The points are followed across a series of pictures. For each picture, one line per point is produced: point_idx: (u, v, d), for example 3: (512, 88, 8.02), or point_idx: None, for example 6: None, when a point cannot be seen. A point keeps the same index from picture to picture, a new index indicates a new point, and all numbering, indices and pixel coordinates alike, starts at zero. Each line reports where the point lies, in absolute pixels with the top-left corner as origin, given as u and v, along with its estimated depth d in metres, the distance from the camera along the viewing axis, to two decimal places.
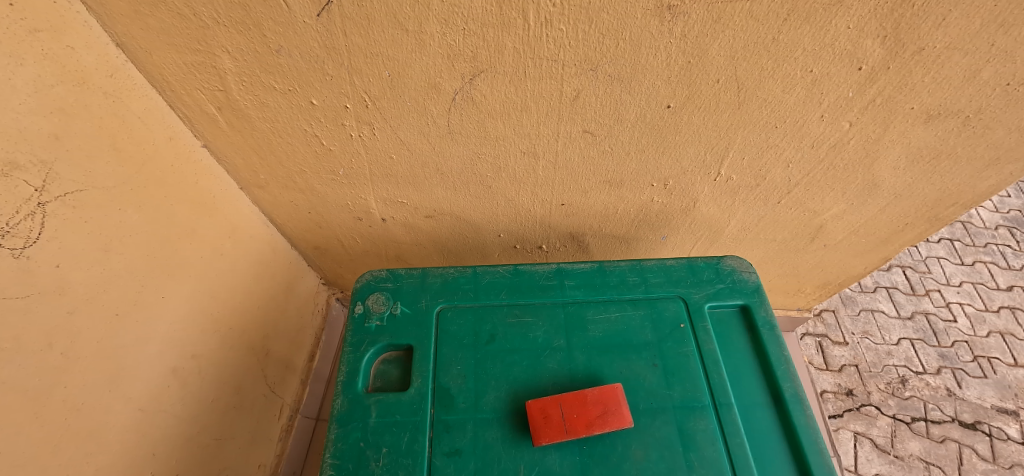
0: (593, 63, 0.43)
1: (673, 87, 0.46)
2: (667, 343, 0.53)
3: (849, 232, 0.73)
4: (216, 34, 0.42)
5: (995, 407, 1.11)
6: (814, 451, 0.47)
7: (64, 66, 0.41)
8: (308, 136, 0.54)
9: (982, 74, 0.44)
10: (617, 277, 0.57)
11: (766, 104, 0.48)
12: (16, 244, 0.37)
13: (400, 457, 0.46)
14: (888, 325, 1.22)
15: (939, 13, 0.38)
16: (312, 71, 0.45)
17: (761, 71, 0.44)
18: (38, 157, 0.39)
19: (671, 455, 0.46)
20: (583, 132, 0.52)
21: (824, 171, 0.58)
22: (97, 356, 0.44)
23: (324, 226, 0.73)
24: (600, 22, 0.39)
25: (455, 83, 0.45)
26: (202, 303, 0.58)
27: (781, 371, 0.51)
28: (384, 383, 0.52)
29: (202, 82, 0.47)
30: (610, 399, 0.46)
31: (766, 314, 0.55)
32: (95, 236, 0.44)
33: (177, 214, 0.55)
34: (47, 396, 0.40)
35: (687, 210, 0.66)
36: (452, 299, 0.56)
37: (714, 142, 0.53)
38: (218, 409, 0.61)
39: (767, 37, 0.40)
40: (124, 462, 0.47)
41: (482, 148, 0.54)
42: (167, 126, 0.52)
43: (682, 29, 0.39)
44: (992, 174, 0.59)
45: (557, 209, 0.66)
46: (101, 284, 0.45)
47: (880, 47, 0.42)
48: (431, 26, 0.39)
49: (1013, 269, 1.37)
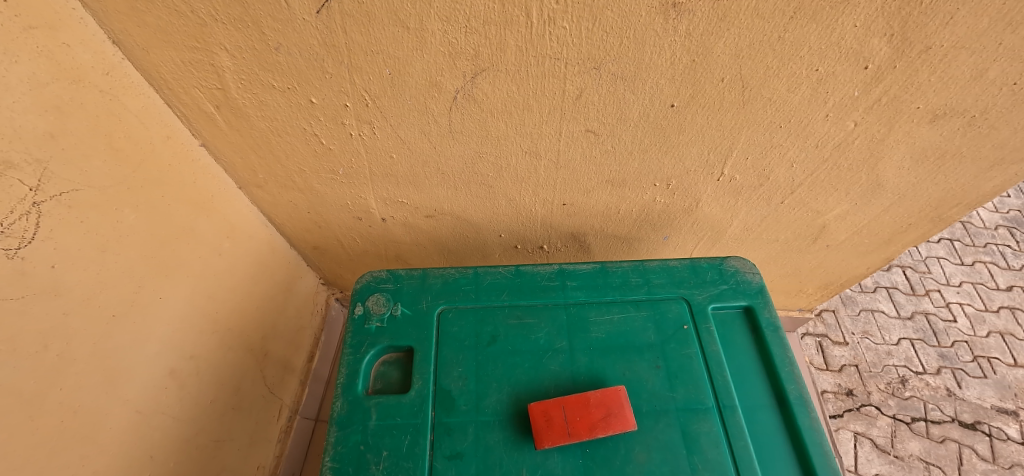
0: (596, 62, 0.42)
1: (677, 86, 0.45)
2: (670, 344, 0.52)
3: (852, 232, 0.72)
4: (214, 31, 0.41)
5: (995, 407, 1.11)
6: (819, 453, 0.47)
7: (59, 64, 0.40)
8: (307, 135, 0.53)
9: (988, 73, 0.44)
10: (619, 277, 0.57)
11: (770, 104, 0.48)
12: (11, 244, 0.37)
13: (400, 459, 0.46)
14: (888, 325, 1.22)
15: (947, 11, 0.38)
16: (311, 69, 0.44)
17: (766, 70, 0.43)
18: (33, 156, 0.39)
19: (675, 457, 0.46)
20: (586, 131, 0.51)
21: (828, 171, 0.58)
22: (94, 358, 0.44)
23: (323, 226, 0.72)
24: (604, 19, 0.38)
25: (457, 82, 0.45)
26: (200, 304, 0.58)
27: (786, 373, 0.51)
28: (384, 385, 0.52)
29: (200, 80, 0.47)
30: (613, 402, 0.46)
31: (769, 315, 0.55)
32: (91, 236, 0.44)
33: (175, 213, 0.54)
34: (43, 398, 0.39)
35: (690, 210, 0.66)
36: (452, 300, 0.56)
37: (718, 142, 0.53)
38: (217, 411, 0.61)
39: (773, 35, 0.40)
40: (121, 465, 0.47)
41: (483, 147, 0.54)
42: (164, 125, 0.51)
43: (687, 27, 0.39)
44: (996, 174, 0.59)
45: (559, 209, 0.65)
46: (98, 285, 0.44)
47: (887, 46, 0.41)
48: (433, 24, 0.39)
49: (1013, 269, 1.36)
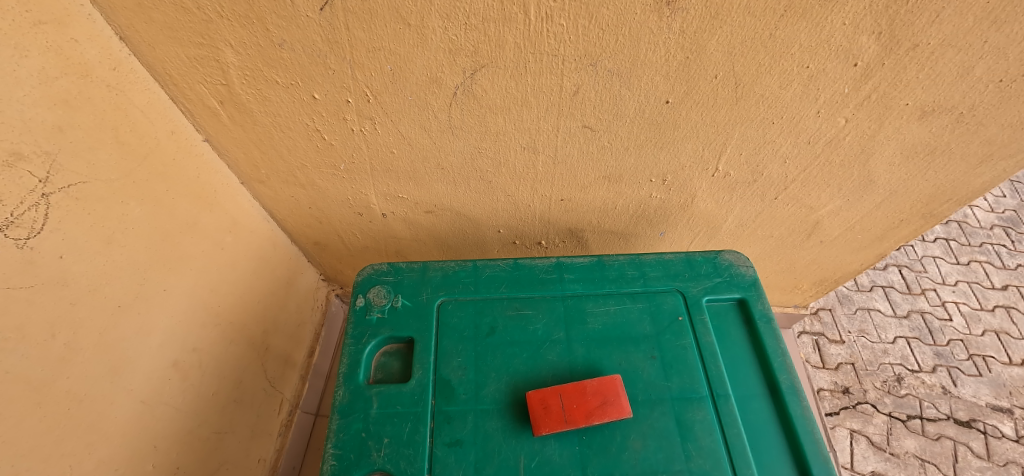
0: (593, 59, 0.43)
1: (671, 83, 0.46)
2: (666, 336, 0.53)
3: (845, 228, 0.73)
4: (219, 28, 0.42)
5: (990, 405, 1.12)
6: (811, 441, 0.47)
7: (67, 59, 0.41)
8: (309, 131, 0.54)
9: (975, 71, 0.45)
10: (616, 271, 0.58)
11: (763, 100, 0.49)
12: (20, 234, 0.38)
13: (400, 447, 0.47)
14: (884, 324, 1.23)
15: (933, 9, 0.39)
16: (314, 65, 0.45)
17: (758, 67, 0.45)
18: (42, 148, 0.40)
19: (669, 445, 0.47)
20: (583, 127, 0.52)
21: (820, 167, 0.59)
22: (98, 348, 0.44)
23: (324, 222, 0.73)
24: (600, 17, 0.39)
25: (456, 78, 0.46)
26: (203, 297, 0.59)
27: (778, 363, 0.52)
28: (384, 375, 0.53)
29: (205, 76, 0.48)
30: (609, 390, 0.47)
31: (762, 307, 0.56)
32: (97, 228, 0.45)
33: (179, 207, 0.55)
34: (50, 386, 0.40)
35: (685, 205, 0.67)
36: (452, 292, 0.57)
37: (712, 138, 0.54)
38: (218, 402, 0.61)
39: (764, 32, 0.41)
40: (126, 453, 0.47)
41: (482, 143, 0.55)
42: (169, 121, 0.52)
43: (680, 24, 0.40)
44: (986, 171, 0.60)
45: (557, 204, 0.66)
46: (103, 276, 0.45)
47: (875, 44, 0.42)
48: (434, 21, 0.40)
49: (1008, 268, 1.38)
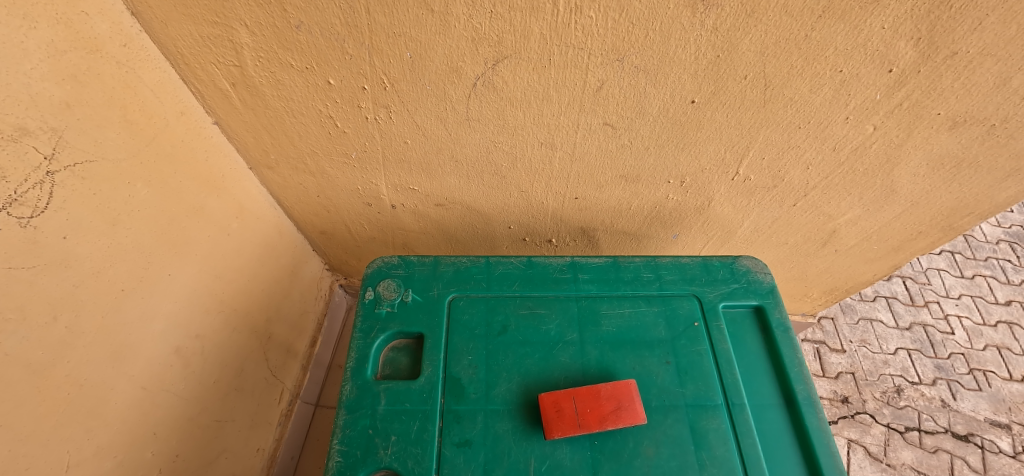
0: (620, 54, 0.42)
1: (699, 82, 0.45)
2: (681, 341, 0.52)
3: (862, 238, 0.72)
4: (235, 6, 0.40)
5: (988, 420, 1.11)
6: (826, 453, 0.46)
7: (77, 32, 0.40)
8: (322, 117, 0.53)
9: (1012, 82, 0.44)
10: (631, 273, 0.57)
11: (792, 104, 0.47)
12: (24, 212, 0.36)
13: (409, 445, 0.46)
14: (886, 335, 1.22)
15: (977, 16, 0.38)
16: (332, 49, 0.44)
17: (790, 69, 0.43)
18: (49, 124, 0.38)
19: (683, 453, 0.46)
20: (604, 124, 0.51)
21: (842, 175, 0.58)
22: (101, 333, 0.43)
23: (332, 211, 0.72)
24: (631, 10, 0.38)
25: (478, 68, 0.44)
26: (207, 283, 0.57)
27: (795, 373, 0.50)
28: (393, 371, 0.52)
29: (217, 56, 0.46)
30: (623, 395, 0.46)
31: (780, 316, 0.55)
32: (103, 209, 0.43)
33: (186, 190, 0.54)
34: (51, 370, 0.39)
35: (701, 209, 0.66)
36: (464, 288, 0.56)
37: (736, 140, 0.53)
38: (219, 390, 0.60)
39: (800, 33, 0.39)
40: (124, 440, 0.46)
41: (499, 137, 0.53)
42: (178, 101, 0.51)
43: (714, 21, 0.38)
44: (1010, 185, 0.59)
45: (571, 202, 0.65)
46: (108, 259, 0.44)
47: (913, 50, 0.41)
48: (458, 8, 0.38)
49: (1012, 284, 1.37)
